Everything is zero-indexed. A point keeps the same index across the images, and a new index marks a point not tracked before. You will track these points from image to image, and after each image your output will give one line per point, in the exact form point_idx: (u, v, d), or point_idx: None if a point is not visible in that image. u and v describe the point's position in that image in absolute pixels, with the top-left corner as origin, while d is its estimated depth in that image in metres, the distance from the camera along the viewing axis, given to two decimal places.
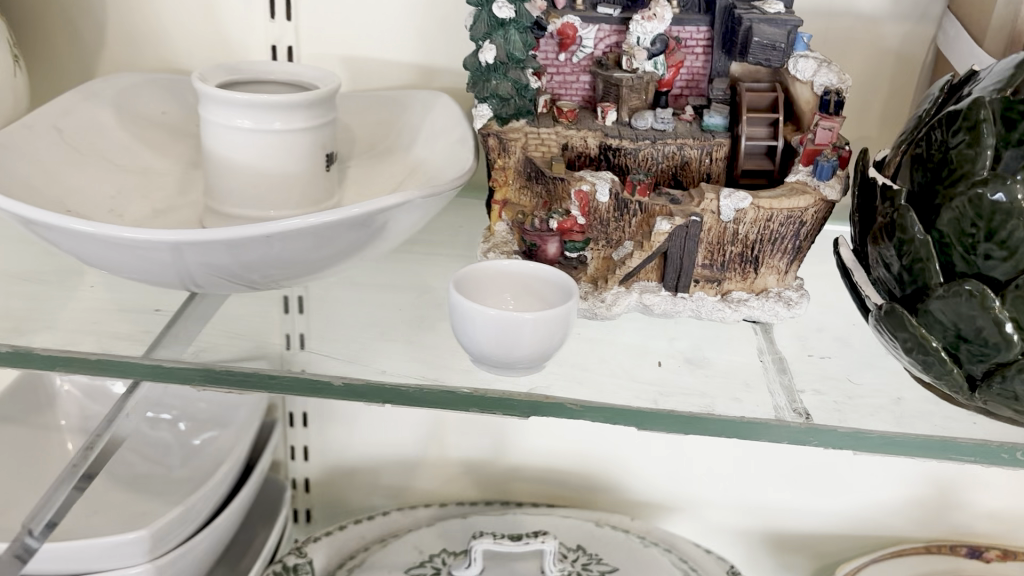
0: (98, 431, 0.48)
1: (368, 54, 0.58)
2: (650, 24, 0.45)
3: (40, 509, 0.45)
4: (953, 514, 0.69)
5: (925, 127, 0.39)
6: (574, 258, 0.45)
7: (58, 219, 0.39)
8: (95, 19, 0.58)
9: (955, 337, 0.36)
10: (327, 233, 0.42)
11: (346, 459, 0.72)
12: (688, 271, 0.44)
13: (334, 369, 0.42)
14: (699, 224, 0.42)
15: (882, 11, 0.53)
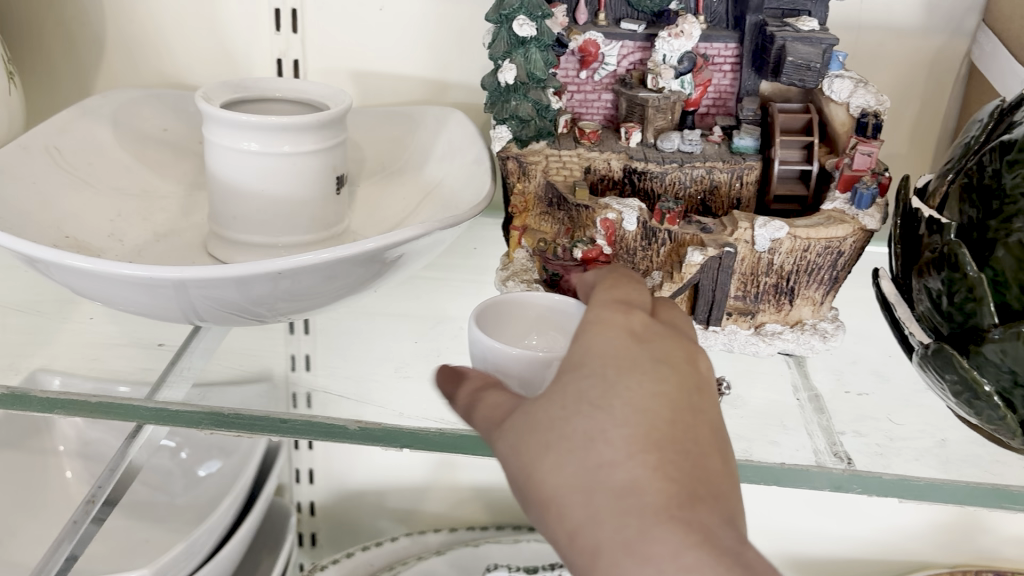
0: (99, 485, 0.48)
1: (378, 68, 0.55)
2: (677, 41, 0.43)
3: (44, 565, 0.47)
4: (979, 538, 0.67)
5: (976, 156, 0.37)
6: None
7: (55, 255, 0.37)
8: (92, 30, 0.55)
9: (1010, 381, 0.34)
10: (338, 268, 0.40)
11: (354, 484, 0.70)
12: (722, 304, 0.41)
13: (348, 410, 0.40)
14: (733, 255, 0.40)
15: (915, 25, 0.50)
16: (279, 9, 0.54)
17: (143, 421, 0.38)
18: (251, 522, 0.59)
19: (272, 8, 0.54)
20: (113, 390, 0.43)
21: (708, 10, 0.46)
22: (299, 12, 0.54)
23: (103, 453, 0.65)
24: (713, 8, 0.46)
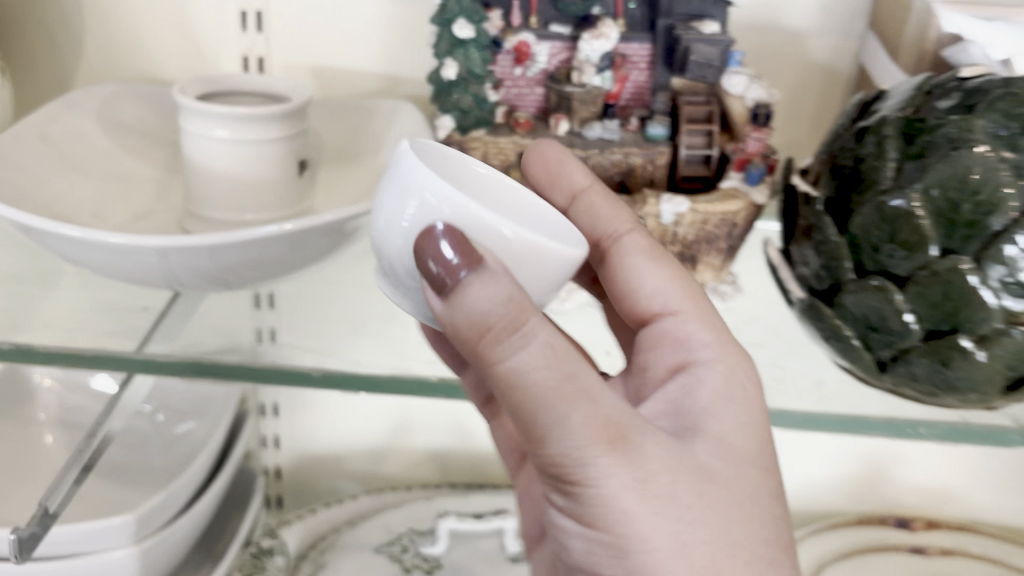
0: (96, 426, 0.52)
1: (337, 65, 0.61)
2: (598, 42, 0.49)
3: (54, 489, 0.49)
4: (884, 489, 0.75)
5: (840, 140, 0.45)
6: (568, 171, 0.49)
7: (51, 224, 0.44)
8: (74, 31, 0.61)
9: (864, 325, 0.42)
10: (302, 238, 0.47)
11: (317, 448, 0.76)
12: None
13: (311, 361, 0.47)
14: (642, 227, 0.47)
15: (810, 28, 0.57)
16: (246, 12, 0.60)
17: (133, 372, 0.43)
18: (221, 479, 0.65)
19: (238, 11, 0.60)
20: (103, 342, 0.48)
21: (626, 13, 0.52)
22: (263, 14, 0.60)
23: (82, 420, 0.71)
24: (630, 12, 0.52)
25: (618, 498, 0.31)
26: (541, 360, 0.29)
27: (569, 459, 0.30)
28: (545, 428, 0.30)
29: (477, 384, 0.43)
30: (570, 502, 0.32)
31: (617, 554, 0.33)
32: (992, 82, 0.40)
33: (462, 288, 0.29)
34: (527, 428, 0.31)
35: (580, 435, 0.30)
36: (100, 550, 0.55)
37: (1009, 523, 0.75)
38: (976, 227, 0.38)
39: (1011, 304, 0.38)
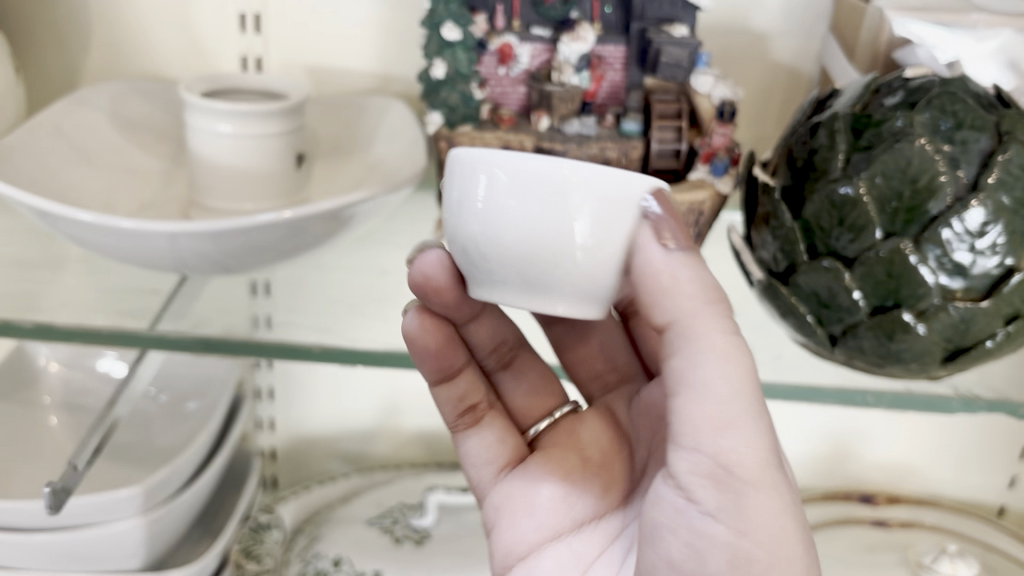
0: (114, 394, 0.56)
1: (331, 65, 0.65)
2: (576, 44, 0.54)
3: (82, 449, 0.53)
4: (849, 465, 0.79)
5: (796, 134, 0.49)
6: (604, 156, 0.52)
7: (66, 210, 0.48)
8: (81, 31, 0.64)
9: (817, 303, 0.46)
10: (303, 223, 0.51)
11: (311, 429, 0.79)
12: None
13: (312, 337, 0.51)
14: None
15: (773, 29, 0.61)
16: (245, 14, 0.63)
17: (145, 348, 0.47)
18: (220, 456, 0.69)
19: (238, 13, 0.63)
20: (118, 321, 0.52)
21: (602, 17, 0.56)
22: (261, 16, 0.63)
23: (84, 402, 0.73)
24: (606, 16, 0.56)
25: (754, 499, 0.34)
26: (732, 362, 0.33)
27: (749, 463, 0.33)
28: (730, 422, 0.33)
29: (458, 397, 0.49)
30: (719, 504, 0.34)
31: (746, 560, 0.34)
32: (930, 83, 0.45)
33: (677, 256, 0.33)
34: (715, 424, 0.33)
35: (753, 444, 0.33)
36: (111, 519, 0.59)
37: (966, 498, 0.79)
38: (916, 211, 0.43)
39: (946, 281, 0.42)
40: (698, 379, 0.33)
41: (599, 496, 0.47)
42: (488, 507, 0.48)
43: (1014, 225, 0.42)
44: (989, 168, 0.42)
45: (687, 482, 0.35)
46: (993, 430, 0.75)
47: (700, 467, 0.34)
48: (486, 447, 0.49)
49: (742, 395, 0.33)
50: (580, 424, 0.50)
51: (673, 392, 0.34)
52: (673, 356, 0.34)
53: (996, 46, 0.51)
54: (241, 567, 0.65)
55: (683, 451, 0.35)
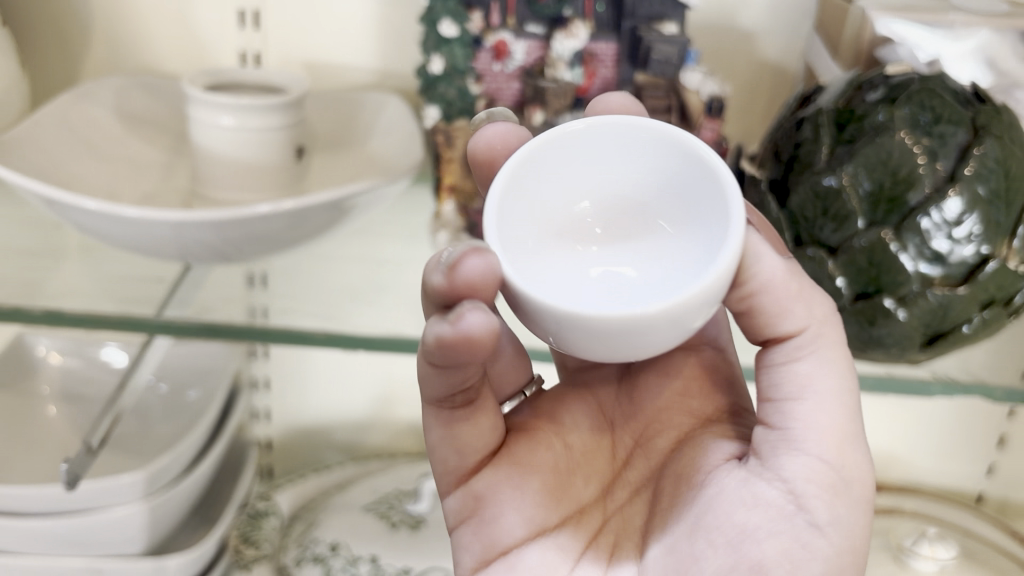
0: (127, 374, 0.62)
1: (329, 61, 0.65)
2: (569, 41, 0.55)
3: (96, 427, 0.59)
4: None
5: (781, 128, 0.51)
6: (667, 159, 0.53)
7: (74, 199, 0.50)
8: (81, 24, 0.65)
9: None
10: (305, 212, 0.53)
11: (307, 420, 0.81)
12: None
13: (315, 325, 0.53)
14: None
15: (761, 27, 0.62)
16: (244, 10, 0.64)
17: (153, 333, 0.51)
18: (218, 446, 0.70)
19: (237, 9, 0.64)
20: (128, 306, 0.54)
21: (594, 15, 0.57)
22: (260, 12, 0.64)
23: (80, 391, 0.73)
24: (598, 15, 0.57)
25: (856, 509, 0.37)
26: (848, 380, 0.37)
27: (858, 475, 0.37)
28: (851, 436, 0.37)
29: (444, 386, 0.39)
30: (828, 513, 0.36)
31: (840, 566, 0.36)
32: (910, 80, 0.47)
33: (783, 266, 0.36)
34: (839, 436, 0.37)
35: (861, 461, 0.37)
36: (111, 505, 0.60)
37: (946, 486, 0.81)
38: (896, 202, 0.44)
39: (925, 269, 0.44)
40: (824, 387, 0.37)
41: (584, 486, 0.45)
42: (463, 494, 0.43)
43: (989, 215, 0.44)
44: (966, 160, 0.44)
45: (799, 490, 0.36)
46: (972, 420, 0.77)
47: (817, 472, 0.36)
48: (477, 432, 0.43)
49: (854, 416, 0.37)
50: (562, 406, 0.46)
51: (796, 397, 0.37)
52: (801, 361, 0.37)
53: (975, 45, 0.53)
54: (240, 552, 0.68)
55: (794, 453, 0.36)
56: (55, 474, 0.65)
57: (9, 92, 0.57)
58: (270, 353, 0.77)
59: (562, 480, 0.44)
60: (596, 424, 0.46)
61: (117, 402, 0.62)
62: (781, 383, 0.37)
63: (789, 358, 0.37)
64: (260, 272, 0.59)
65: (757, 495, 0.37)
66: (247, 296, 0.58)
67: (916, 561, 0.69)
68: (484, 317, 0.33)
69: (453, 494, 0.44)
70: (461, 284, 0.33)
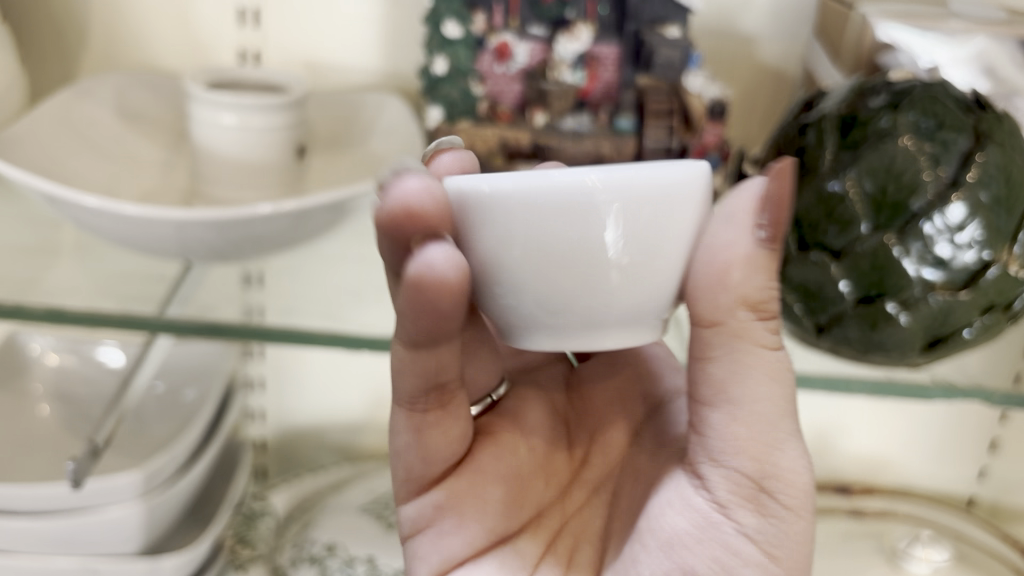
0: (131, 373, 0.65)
1: (330, 61, 0.65)
2: (573, 42, 0.56)
3: (99, 426, 0.61)
4: (827, 458, 0.82)
5: (786, 133, 0.51)
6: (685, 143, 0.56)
7: (74, 195, 0.49)
8: (79, 23, 0.65)
9: (804, 294, 0.48)
10: (307, 212, 0.53)
11: (301, 421, 0.81)
12: None
13: (317, 325, 0.53)
14: None
15: (761, 32, 0.63)
16: (244, 9, 0.64)
17: (153, 332, 0.51)
18: (213, 446, 0.69)
19: (238, 8, 0.64)
20: (129, 305, 0.54)
21: (597, 17, 0.56)
22: (260, 11, 0.64)
23: (73, 390, 0.72)
24: (601, 16, 0.56)
25: (794, 522, 0.36)
26: (779, 387, 0.35)
27: (795, 481, 0.36)
28: (777, 445, 0.35)
29: (419, 376, 0.39)
30: (759, 526, 0.36)
31: (776, 573, 0.36)
32: (913, 87, 0.47)
33: (759, 244, 0.33)
34: (763, 448, 0.35)
35: (796, 465, 0.36)
36: (106, 505, 0.59)
37: (938, 489, 0.82)
38: (899, 207, 0.45)
39: (928, 274, 0.45)
40: (743, 398, 0.35)
41: (544, 489, 0.46)
42: (421, 505, 0.43)
43: (992, 220, 0.44)
44: (968, 167, 0.44)
45: (725, 501, 0.36)
46: (964, 423, 0.78)
47: (740, 485, 0.36)
48: (445, 439, 0.42)
49: (786, 423, 0.36)
50: (524, 403, 0.47)
51: (711, 405, 0.36)
52: (716, 362, 0.35)
53: (973, 52, 0.53)
54: (235, 552, 0.69)
55: (716, 465, 0.36)
56: (51, 473, 0.64)
57: (8, 88, 0.57)
58: (266, 352, 0.77)
59: (518, 484, 0.45)
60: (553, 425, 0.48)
61: (121, 401, 0.65)
62: (703, 385, 0.36)
63: (709, 356, 0.35)
64: (257, 271, 0.60)
65: (690, 503, 0.38)
66: (244, 294, 0.58)
67: (911, 563, 0.70)
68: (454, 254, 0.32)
69: (412, 502, 0.43)
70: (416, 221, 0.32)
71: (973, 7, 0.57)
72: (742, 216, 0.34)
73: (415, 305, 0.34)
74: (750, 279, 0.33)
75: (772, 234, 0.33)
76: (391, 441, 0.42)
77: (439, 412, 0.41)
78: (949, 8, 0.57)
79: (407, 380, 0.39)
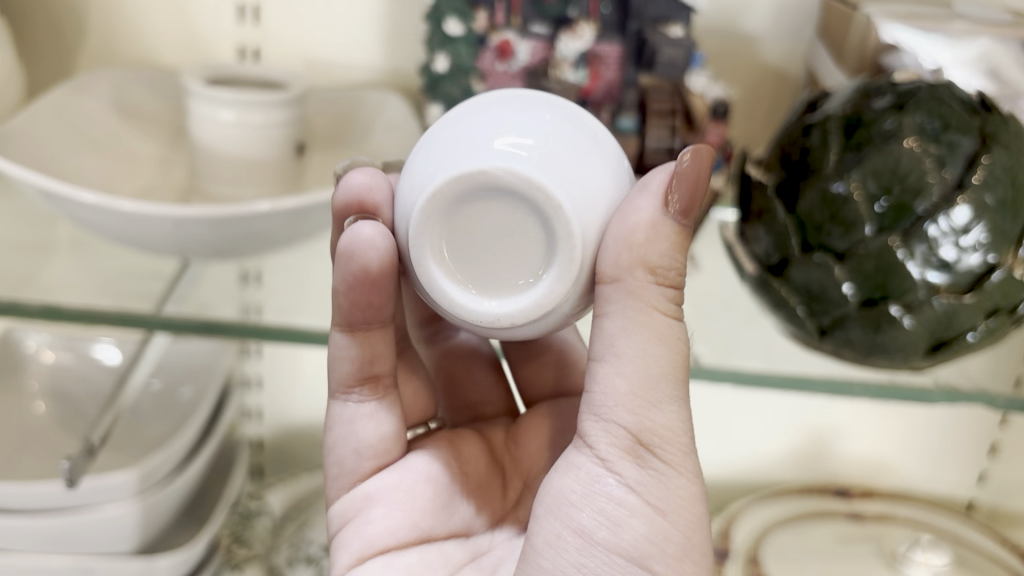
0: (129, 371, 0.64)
1: (330, 58, 0.65)
2: (575, 40, 0.55)
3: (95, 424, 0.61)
4: (827, 461, 0.81)
5: (790, 133, 0.51)
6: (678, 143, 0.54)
7: (71, 191, 0.49)
8: (77, 17, 0.64)
9: (807, 296, 0.48)
10: (306, 209, 0.52)
11: (298, 420, 0.80)
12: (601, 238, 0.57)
13: (315, 323, 0.53)
14: None
15: (763, 32, 0.62)
16: (244, 5, 0.63)
17: (149, 329, 0.51)
18: (210, 445, 0.68)
19: (237, 5, 0.63)
20: (126, 302, 0.54)
21: (599, 16, 0.56)
22: (260, 8, 0.63)
23: (69, 388, 0.72)
24: (603, 15, 0.56)
25: (675, 480, 0.35)
26: (665, 347, 0.34)
27: (674, 437, 0.35)
28: (657, 401, 0.34)
29: (359, 361, 0.42)
30: (638, 477, 0.34)
31: (663, 528, 0.34)
32: (918, 88, 0.47)
33: (670, 219, 0.33)
34: (643, 401, 0.34)
35: (675, 422, 0.35)
36: (100, 504, 0.59)
37: (937, 492, 0.82)
38: (903, 208, 0.45)
39: (933, 276, 0.44)
40: (626, 351, 0.34)
41: (474, 510, 0.45)
42: (350, 496, 0.43)
43: (997, 223, 0.44)
44: (974, 169, 0.44)
45: (606, 456, 0.34)
46: (963, 427, 0.78)
47: (618, 439, 0.34)
48: (376, 436, 0.43)
49: (674, 379, 0.34)
50: (462, 436, 0.47)
51: (599, 360, 0.34)
52: (609, 317, 0.34)
53: (975, 54, 0.52)
54: (231, 552, 0.68)
55: (596, 420, 0.35)
56: (45, 471, 0.64)
57: (6, 83, 0.57)
58: (263, 351, 0.76)
59: (456, 492, 0.44)
60: (489, 461, 0.47)
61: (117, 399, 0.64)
62: (593, 339, 0.35)
63: (604, 312, 0.34)
64: (254, 270, 0.58)
65: (574, 463, 0.36)
66: (241, 292, 0.58)
67: (911, 567, 0.69)
68: (379, 233, 0.36)
69: (343, 496, 0.43)
70: (352, 196, 0.37)
71: (977, 9, 0.57)
72: (656, 186, 0.33)
73: (350, 277, 0.38)
74: (654, 251, 0.33)
75: (687, 206, 0.33)
76: (328, 435, 0.44)
77: (377, 403, 0.43)
78: (954, 9, 0.56)
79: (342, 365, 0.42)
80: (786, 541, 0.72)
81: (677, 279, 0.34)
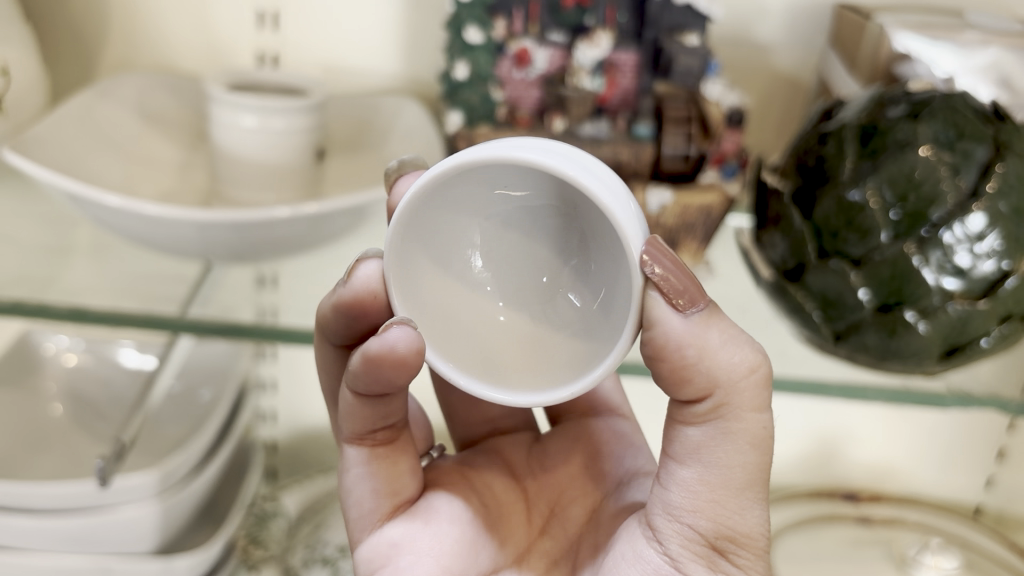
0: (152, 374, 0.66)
1: (348, 64, 0.65)
2: (592, 49, 0.56)
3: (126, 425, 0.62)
4: (835, 465, 0.82)
5: (805, 140, 0.52)
6: (693, 153, 0.54)
7: (96, 195, 0.50)
8: (98, 21, 0.65)
9: (823, 302, 0.49)
10: (331, 215, 0.53)
11: (311, 423, 0.81)
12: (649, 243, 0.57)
13: None
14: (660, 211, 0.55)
15: (777, 40, 0.63)
16: (263, 11, 0.64)
17: (173, 332, 0.51)
18: (225, 448, 0.69)
19: (256, 10, 0.64)
20: (151, 305, 0.55)
21: (615, 24, 0.56)
22: (279, 14, 0.64)
23: (87, 389, 0.72)
24: (620, 22, 0.56)
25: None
26: (756, 453, 0.33)
27: (752, 541, 0.34)
28: (739, 506, 0.34)
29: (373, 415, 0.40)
30: None
31: None
32: (933, 98, 0.47)
33: (695, 321, 0.32)
34: (722, 510, 0.33)
35: (754, 526, 0.34)
36: (120, 504, 0.59)
37: (946, 498, 0.82)
38: (918, 216, 0.45)
39: (947, 283, 0.45)
40: (716, 460, 0.33)
41: (501, 546, 0.43)
42: (375, 542, 0.41)
43: (1012, 230, 0.44)
44: (987, 178, 0.45)
45: (675, 556, 0.34)
46: (972, 434, 0.78)
47: (692, 540, 0.34)
48: (389, 478, 0.42)
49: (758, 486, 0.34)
50: (478, 469, 0.47)
51: (682, 463, 0.34)
52: (694, 427, 0.33)
53: (988, 62, 0.53)
54: (248, 552, 0.69)
55: (669, 517, 0.34)
56: (64, 472, 0.65)
57: (29, 86, 0.57)
58: (278, 354, 0.77)
59: (482, 532, 0.43)
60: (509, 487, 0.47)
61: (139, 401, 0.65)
62: (674, 443, 0.34)
63: (690, 421, 0.33)
64: (270, 273, 0.59)
65: (642, 554, 0.36)
66: (261, 295, 0.59)
67: (920, 570, 0.70)
68: (412, 331, 0.33)
69: (367, 542, 0.42)
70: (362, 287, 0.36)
71: (989, 19, 0.57)
72: (656, 304, 0.32)
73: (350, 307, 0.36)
74: (727, 360, 0.32)
75: (694, 297, 0.32)
76: (342, 483, 0.43)
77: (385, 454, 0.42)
78: (966, 19, 0.57)
79: (353, 421, 0.40)
80: (797, 544, 0.73)
81: (752, 373, 0.32)
